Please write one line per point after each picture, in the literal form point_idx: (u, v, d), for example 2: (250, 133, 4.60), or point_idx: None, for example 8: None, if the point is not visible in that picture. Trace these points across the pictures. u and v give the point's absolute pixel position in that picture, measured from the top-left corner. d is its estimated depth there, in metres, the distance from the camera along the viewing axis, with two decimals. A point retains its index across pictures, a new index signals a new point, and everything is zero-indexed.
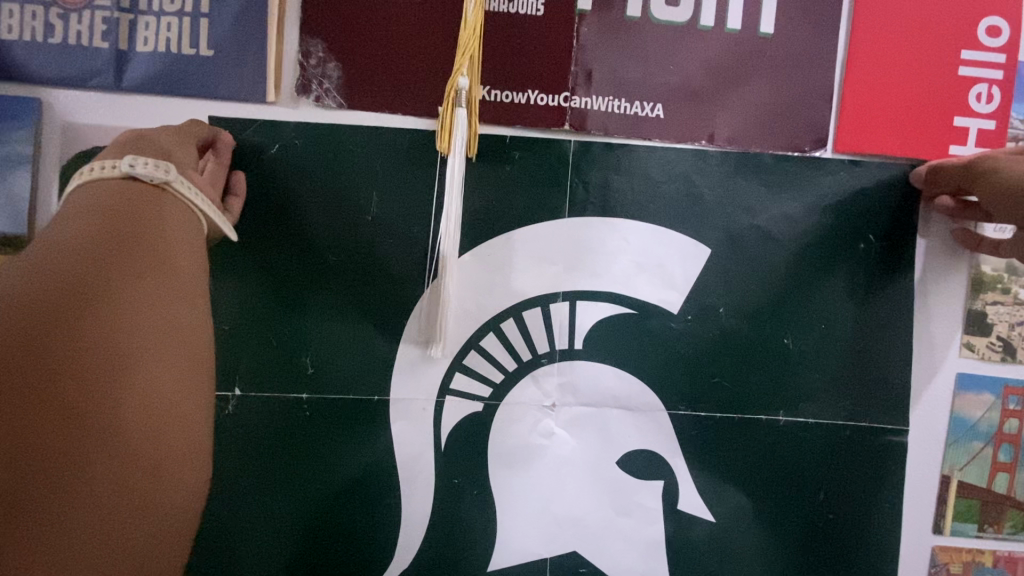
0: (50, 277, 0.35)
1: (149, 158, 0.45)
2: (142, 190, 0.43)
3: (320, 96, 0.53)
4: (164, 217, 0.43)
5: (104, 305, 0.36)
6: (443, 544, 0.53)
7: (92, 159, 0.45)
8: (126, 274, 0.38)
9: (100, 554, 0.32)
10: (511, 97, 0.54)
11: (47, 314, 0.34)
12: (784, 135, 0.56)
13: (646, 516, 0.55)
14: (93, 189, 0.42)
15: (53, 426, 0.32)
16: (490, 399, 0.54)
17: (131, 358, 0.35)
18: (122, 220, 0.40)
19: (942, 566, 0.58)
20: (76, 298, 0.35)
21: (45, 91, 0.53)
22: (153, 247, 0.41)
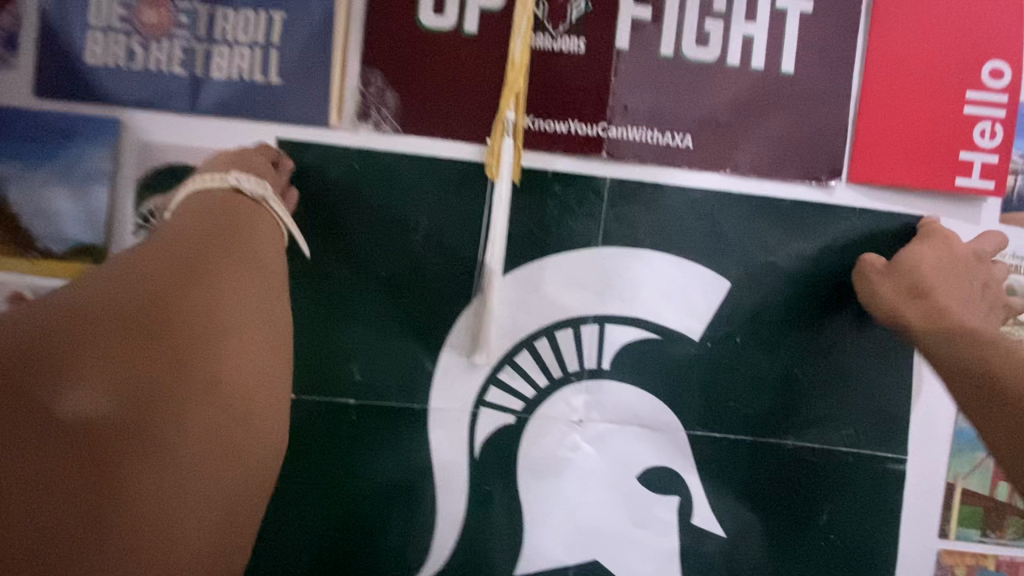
0: (165, 255, 0.41)
1: (252, 175, 0.52)
2: (243, 201, 0.50)
3: (378, 122, 0.58)
4: (259, 222, 0.49)
5: (208, 284, 0.41)
6: (472, 547, 0.57)
7: (198, 176, 0.51)
8: (224, 264, 0.43)
9: (188, 496, 0.35)
10: (553, 126, 0.58)
11: (159, 282, 0.38)
12: (804, 167, 0.60)
13: (662, 529, 0.59)
14: (204, 195, 0.49)
15: (159, 376, 0.35)
16: (522, 412, 0.58)
17: (228, 330, 0.40)
18: (223, 220, 0.47)
19: (948, 569, 0.61)
20: (196, 270, 0.41)
21: (126, 112, 0.58)
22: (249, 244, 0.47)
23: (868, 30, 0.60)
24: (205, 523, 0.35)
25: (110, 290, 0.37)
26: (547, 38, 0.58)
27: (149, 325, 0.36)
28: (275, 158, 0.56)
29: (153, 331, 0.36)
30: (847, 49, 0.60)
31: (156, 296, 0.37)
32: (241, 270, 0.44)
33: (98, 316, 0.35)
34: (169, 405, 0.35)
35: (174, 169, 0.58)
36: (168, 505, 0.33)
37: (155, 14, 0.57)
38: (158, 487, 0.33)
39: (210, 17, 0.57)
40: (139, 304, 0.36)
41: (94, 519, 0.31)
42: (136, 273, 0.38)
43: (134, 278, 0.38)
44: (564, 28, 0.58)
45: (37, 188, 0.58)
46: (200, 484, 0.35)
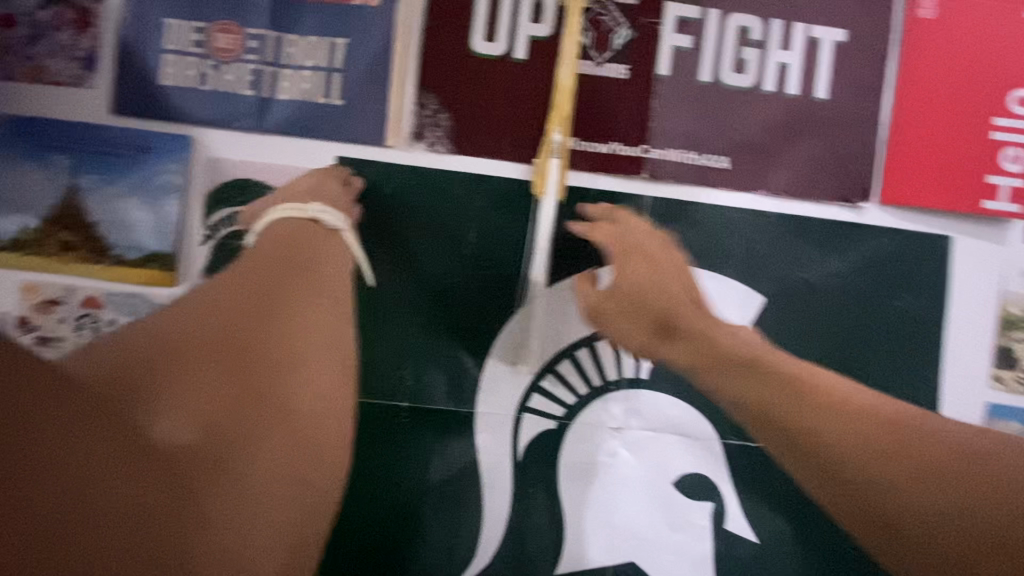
0: (226, 308, 0.51)
1: (332, 207, 0.57)
2: (323, 231, 0.57)
3: (431, 142, 0.61)
4: (307, 261, 0.55)
5: (269, 327, 0.50)
6: (516, 546, 0.60)
7: (279, 206, 0.57)
8: (255, 317, 0.50)
9: (264, 499, 0.44)
10: (597, 147, 0.61)
11: (230, 330, 0.49)
12: (835, 188, 0.62)
13: (696, 534, 0.61)
14: (287, 223, 0.56)
15: (243, 394, 0.46)
16: (563, 418, 0.61)
17: (300, 353, 0.50)
18: (293, 254, 0.54)
19: None
20: (262, 315, 0.51)
21: (196, 130, 0.62)
22: (286, 291, 0.52)
23: (897, 58, 0.63)
24: (288, 495, 0.46)
25: (167, 335, 0.50)
26: (592, 64, 0.61)
27: (242, 363, 0.48)
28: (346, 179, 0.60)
29: (241, 365, 0.48)
30: (877, 76, 0.63)
31: (235, 341, 0.49)
32: (266, 321, 0.51)
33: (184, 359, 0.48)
34: (246, 417, 0.46)
35: (239, 183, 0.62)
36: (234, 511, 0.42)
37: (225, 39, 0.62)
38: (244, 486, 0.43)
39: (277, 42, 0.61)
40: (227, 341, 0.49)
41: (203, 511, 0.41)
42: (216, 329, 0.49)
43: (215, 333, 0.49)
44: (608, 54, 0.61)
45: (112, 200, 0.62)
46: (271, 494, 0.45)
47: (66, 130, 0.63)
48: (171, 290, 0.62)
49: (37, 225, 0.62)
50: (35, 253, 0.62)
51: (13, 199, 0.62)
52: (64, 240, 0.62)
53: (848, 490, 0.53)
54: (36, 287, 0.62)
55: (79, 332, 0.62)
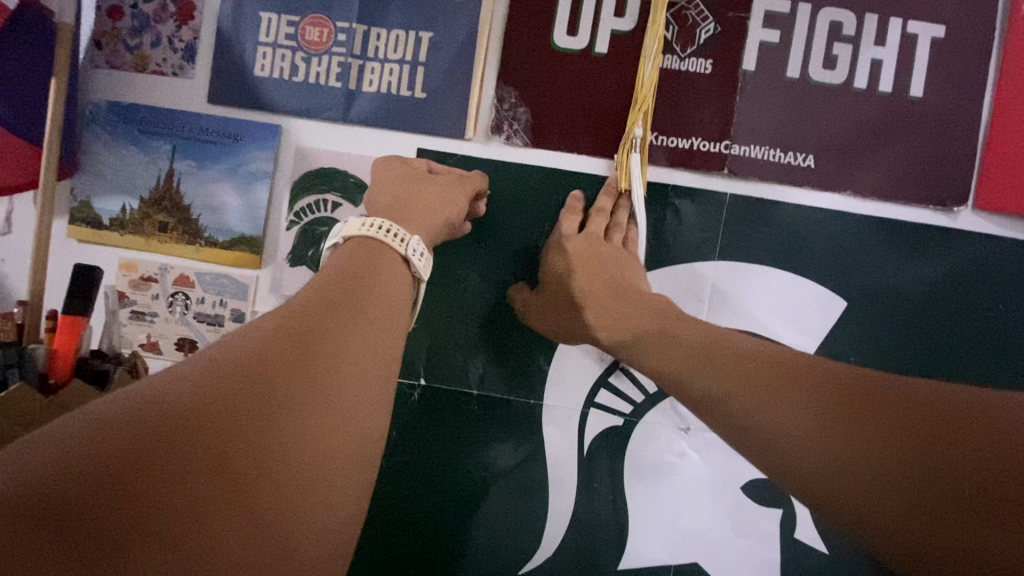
0: (241, 369, 0.34)
1: (422, 247, 0.55)
2: (404, 272, 0.53)
3: (510, 135, 0.62)
4: (344, 332, 0.40)
5: (291, 426, 0.33)
6: (581, 539, 0.60)
7: (380, 219, 0.53)
8: (289, 403, 0.34)
9: None
10: (678, 143, 0.61)
11: (243, 422, 0.31)
12: (928, 191, 0.60)
13: (763, 540, 0.60)
14: (376, 247, 0.52)
15: (257, 536, 0.30)
16: (631, 415, 0.61)
17: (327, 466, 0.35)
18: (361, 283, 0.46)
19: None
20: (297, 375, 0.35)
21: (285, 120, 0.65)
22: (324, 377, 0.37)
23: (1000, 55, 0.60)
24: None
25: (149, 402, 0.31)
26: (675, 59, 0.60)
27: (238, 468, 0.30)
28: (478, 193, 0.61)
29: (254, 488, 0.30)
30: (980, 74, 0.59)
31: (255, 445, 0.31)
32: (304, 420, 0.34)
33: (175, 450, 0.29)
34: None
35: (323, 170, 0.64)
36: None
37: (316, 32, 0.64)
38: None
39: (364, 35, 0.63)
40: (220, 439, 0.30)
41: None
42: (219, 392, 0.32)
43: (220, 400, 0.32)
44: (691, 49, 0.60)
45: (205, 185, 0.66)
46: None
47: (167, 118, 0.67)
48: (256, 272, 0.65)
49: (137, 206, 0.67)
50: (134, 233, 0.67)
51: (118, 182, 0.67)
52: (161, 220, 0.66)
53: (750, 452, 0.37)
54: (134, 264, 0.66)
55: (171, 309, 0.66)
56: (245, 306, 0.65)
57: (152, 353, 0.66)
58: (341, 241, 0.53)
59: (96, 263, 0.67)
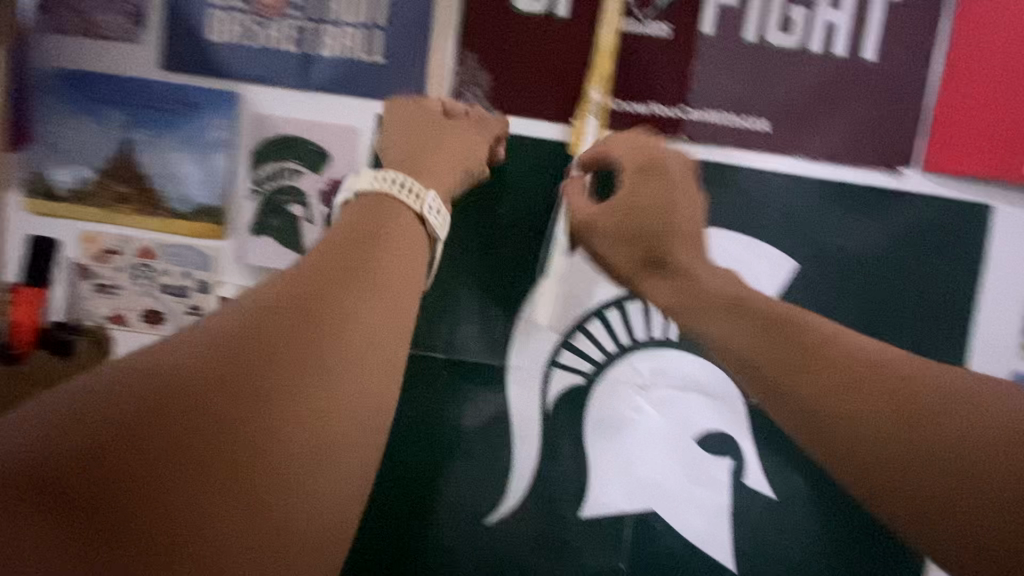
0: (246, 328, 0.37)
1: (439, 203, 0.54)
2: (420, 229, 0.52)
3: (471, 101, 0.62)
4: (340, 300, 0.41)
5: (300, 366, 0.37)
6: (544, 492, 0.63)
7: (392, 173, 0.53)
8: (293, 350, 0.37)
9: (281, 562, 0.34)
10: (636, 108, 0.61)
11: (227, 406, 0.34)
12: (876, 153, 0.62)
13: (716, 487, 0.63)
14: (391, 203, 0.52)
15: (238, 513, 0.32)
16: (591, 374, 0.63)
17: (342, 396, 0.38)
18: (372, 241, 0.47)
19: None
20: (290, 324, 0.38)
21: (242, 87, 0.64)
22: (313, 353, 0.38)
23: (950, 17, 0.61)
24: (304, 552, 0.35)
25: (163, 364, 0.34)
26: (634, 22, 0.60)
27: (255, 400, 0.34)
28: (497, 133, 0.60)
29: (276, 419, 0.35)
30: (930, 36, 0.61)
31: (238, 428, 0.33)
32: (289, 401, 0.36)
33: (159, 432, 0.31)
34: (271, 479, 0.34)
35: (283, 138, 0.64)
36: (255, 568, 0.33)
37: None
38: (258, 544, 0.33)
39: None
40: (236, 382, 0.34)
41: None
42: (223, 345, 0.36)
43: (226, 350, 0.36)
44: (650, 12, 0.60)
45: (163, 155, 0.65)
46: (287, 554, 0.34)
47: (118, 85, 0.65)
48: (220, 243, 0.65)
49: (93, 177, 0.66)
50: (92, 204, 0.66)
51: (72, 152, 0.65)
52: (119, 191, 0.66)
53: (774, 370, 0.43)
54: (94, 237, 0.66)
55: (135, 280, 0.66)
56: (210, 276, 0.65)
57: (119, 325, 0.66)
58: (353, 196, 0.53)
59: (54, 235, 0.66)
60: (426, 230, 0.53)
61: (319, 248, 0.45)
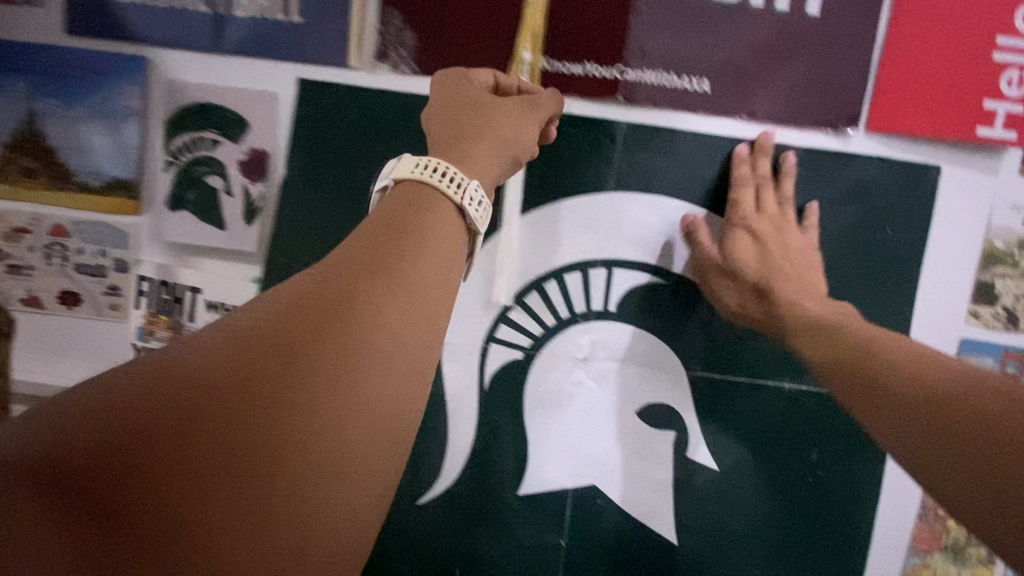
0: (261, 332, 0.31)
1: (482, 193, 0.42)
2: (460, 225, 0.41)
3: (396, 63, 0.58)
4: (363, 297, 0.33)
5: (320, 381, 0.30)
6: (483, 470, 0.61)
7: (434, 159, 0.41)
8: (310, 366, 0.30)
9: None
10: (570, 69, 0.58)
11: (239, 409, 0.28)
12: (821, 114, 0.59)
13: (658, 460, 0.62)
14: (423, 191, 0.40)
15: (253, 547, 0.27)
16: (529, 348, 0.61)
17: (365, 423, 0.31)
18: (405, 236, 0.37)
19: (930, 508, 0.64)
20: (310, 329, 0.31)
21: (153, 51, 0.60)
22: (330, 352, 0.31)
23: None
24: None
25: (166, 370, 0.29)
26: None
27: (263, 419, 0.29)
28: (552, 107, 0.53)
29: (290, 444, 0.29)
30: None
31: (250, 434, 0.28)
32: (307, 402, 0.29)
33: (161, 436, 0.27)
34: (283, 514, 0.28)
35: (198, 106, 0.60)
36: None
37: None
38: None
39: None
40: (247, 396, 0.29)
41: None
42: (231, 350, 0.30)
43: (232, 357, 0.30)
44: None
45: (71, 126, 0.61)
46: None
47: (19, 51, 0.60)
48: (137, 219, 0.61)
49: None
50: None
51: None
52: (26, 166, 0.62)
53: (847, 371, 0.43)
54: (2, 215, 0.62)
55: (49, 260, 0.62)
56: (127, 255, 0.61)
57: (35, 307, 0.63)
58: (391, 183, 0.42)
59: None
60: (464, 224, 0.41)
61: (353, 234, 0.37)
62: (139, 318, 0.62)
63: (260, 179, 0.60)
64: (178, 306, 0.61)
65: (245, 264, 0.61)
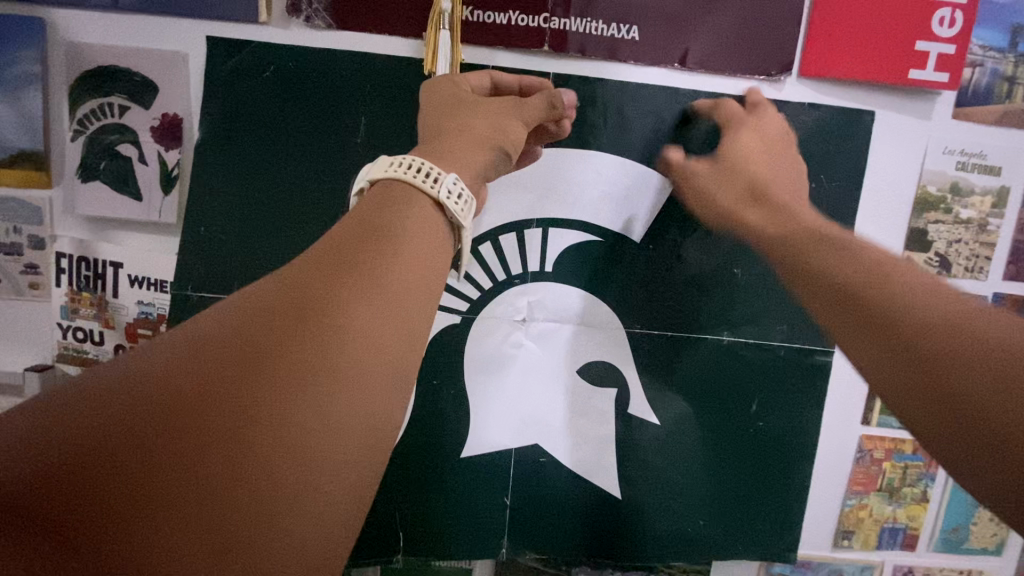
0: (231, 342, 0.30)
1: (463, 186, 0.40)
2: (444, 223, 0.38)
3: (309, 17, 0.55)
4: (340, 299, 0.31)
5: (289, 387, 0.28)
6: (426, 434, 0.61)
7: (413, 156, 0.39)
8: (277, 372, 0.29)
9: None
10: (493, 19, 0.56)
11: (216, 421, 0.27)
12: (754, 59, 0.57)
13: (600, 417, 0.63)
14: (399, 187, 0.38)
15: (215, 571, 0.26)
16: (467, 312, 0.61)
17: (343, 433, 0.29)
18: (379, 235, 0.35)
19: (867, 452, 0.66)
20: (284, 336, 0.30)
21: (48, 11, 0.56)
22: (299, 360, 0.29)
23: None
24: None
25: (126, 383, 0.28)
26: None
27: (224, 434, 0.27)
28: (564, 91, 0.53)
29: (255, 462, 0.27)
30: None
31: (221, 451, 0.27)
32: (295, 416, 0.28)
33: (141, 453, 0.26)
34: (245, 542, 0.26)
35: (103, 71, 0.56)
36: None
37: None
38: None
39: None
40: (209, 411, 0.27)
41: None
42: (197, 362, 0.29)
43: (196, 370, 0.28)
44: None
45: None
46: None
47: None
48: (48, 192, 0.58)
49: None
50: None
51: None
52: None
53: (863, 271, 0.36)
54: None
55: None
56: (43, 231, 0.59)
57: None
58: (368, 186, 0.40)
59: None
60: (447, 221, 0.39)
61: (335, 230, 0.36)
62: (61, 296, 0.59)
63: (175, 146, 0.58)
64: (102, 283, 0.59)
65: (169, 235, 0.59)
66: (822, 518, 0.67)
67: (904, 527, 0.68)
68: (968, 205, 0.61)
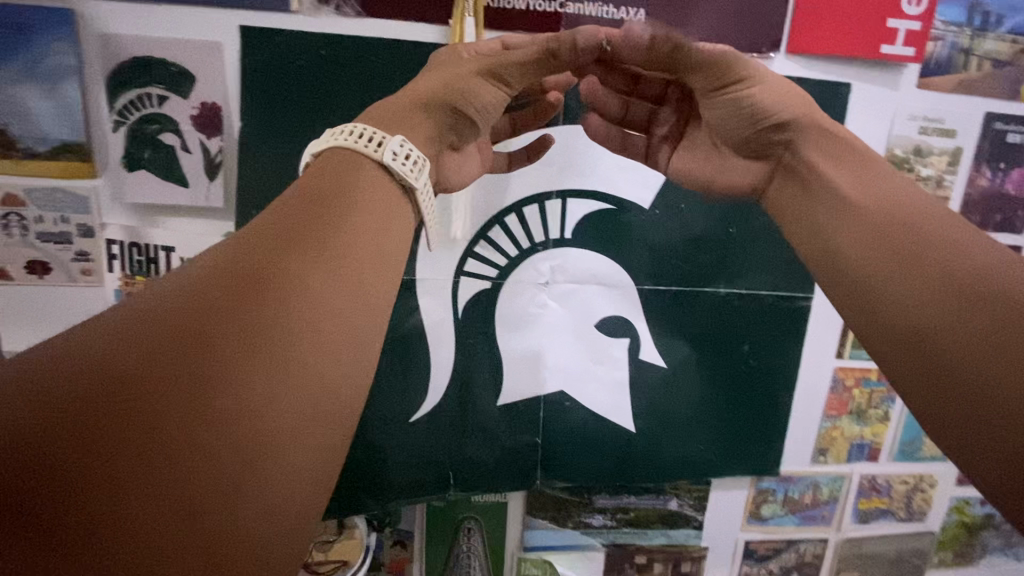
0: (189, 304, 0.36)
1: (410, 148, 0.49)
2: (391, 183, 0.48)
3: (339, 5, 0.58)
4: (294, 262, 0.40)
5: (255, 328, 0.36)
6: (463, 387, 0.69)
7: (358, 125, 0.49)
8: (247, 319, 0.36)
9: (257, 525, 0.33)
10: (513, 6, 0.60)
11: (179, 360, 0.33)
12: (748, 38, 0.63)
13: (615, 364, 0.71)
14: (339, 153, 0.48)
15: (192, 472, 0.31)
16: (496, 278, 0.67)
17: (315, 355, 0.38)
18: (328, 202, 0.44)
19: (840, 382, 0.77)
20: (236, 295, 0.37)
21: (78, 3, 0.57)
22: (255, 306, 0.37)
23: None
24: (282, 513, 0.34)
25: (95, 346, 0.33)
26: None
27: (189, 368, 0.33)
28: (552, 50, 0.50)
29: (218, 386, 0.33)
30: None
31: (185, 380, 0.33)
32: (248, 380, 0.34)
33: (110, 431, 0.30)
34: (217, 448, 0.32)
35: (138, 62, 0.58)
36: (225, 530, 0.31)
37: None
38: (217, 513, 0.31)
39: None
40: (170, 353, 0.33)
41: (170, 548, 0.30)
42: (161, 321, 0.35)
43: (159, 326, 0.34)
44: None
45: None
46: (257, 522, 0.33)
47: None
48: (93, 182, 0.61)
49: None
50: None
51: None
52: None
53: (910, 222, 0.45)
54: None
55: (7, 232, 0.61)
56: (91, 220, 0.62)
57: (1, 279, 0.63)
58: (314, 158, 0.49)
59: None
60: (397, 181, 0.49)
61: (263, 222, 0.42)
62: (115, 280, 0.63)
63: (216, 133, 0.61)
64: (156, 266, 0.63)
65: (214, 219, 0.63)
66: (803, 438, 0.79)
67: (870, 442, 0.80)
68: (927, 164, 0.70)
